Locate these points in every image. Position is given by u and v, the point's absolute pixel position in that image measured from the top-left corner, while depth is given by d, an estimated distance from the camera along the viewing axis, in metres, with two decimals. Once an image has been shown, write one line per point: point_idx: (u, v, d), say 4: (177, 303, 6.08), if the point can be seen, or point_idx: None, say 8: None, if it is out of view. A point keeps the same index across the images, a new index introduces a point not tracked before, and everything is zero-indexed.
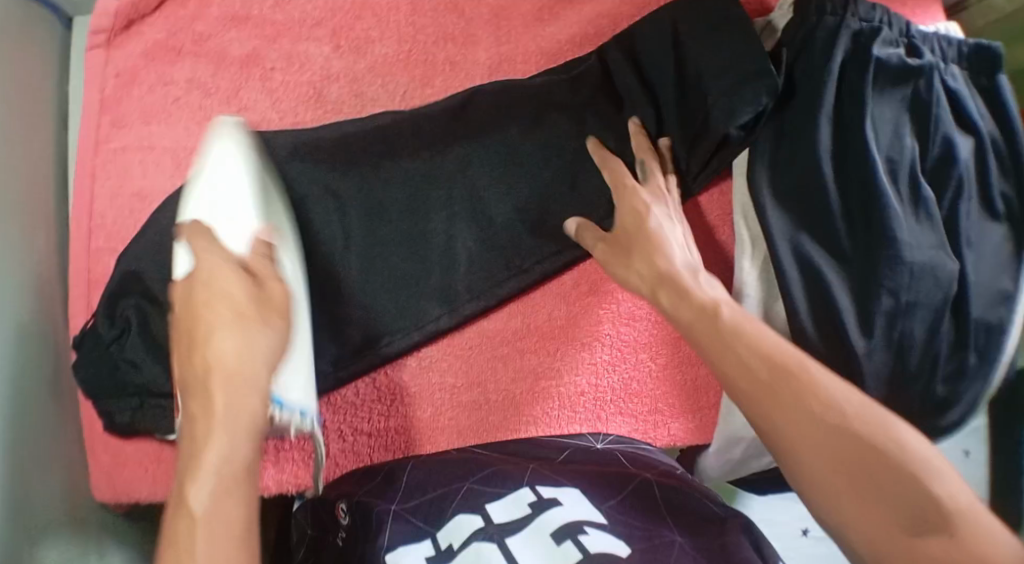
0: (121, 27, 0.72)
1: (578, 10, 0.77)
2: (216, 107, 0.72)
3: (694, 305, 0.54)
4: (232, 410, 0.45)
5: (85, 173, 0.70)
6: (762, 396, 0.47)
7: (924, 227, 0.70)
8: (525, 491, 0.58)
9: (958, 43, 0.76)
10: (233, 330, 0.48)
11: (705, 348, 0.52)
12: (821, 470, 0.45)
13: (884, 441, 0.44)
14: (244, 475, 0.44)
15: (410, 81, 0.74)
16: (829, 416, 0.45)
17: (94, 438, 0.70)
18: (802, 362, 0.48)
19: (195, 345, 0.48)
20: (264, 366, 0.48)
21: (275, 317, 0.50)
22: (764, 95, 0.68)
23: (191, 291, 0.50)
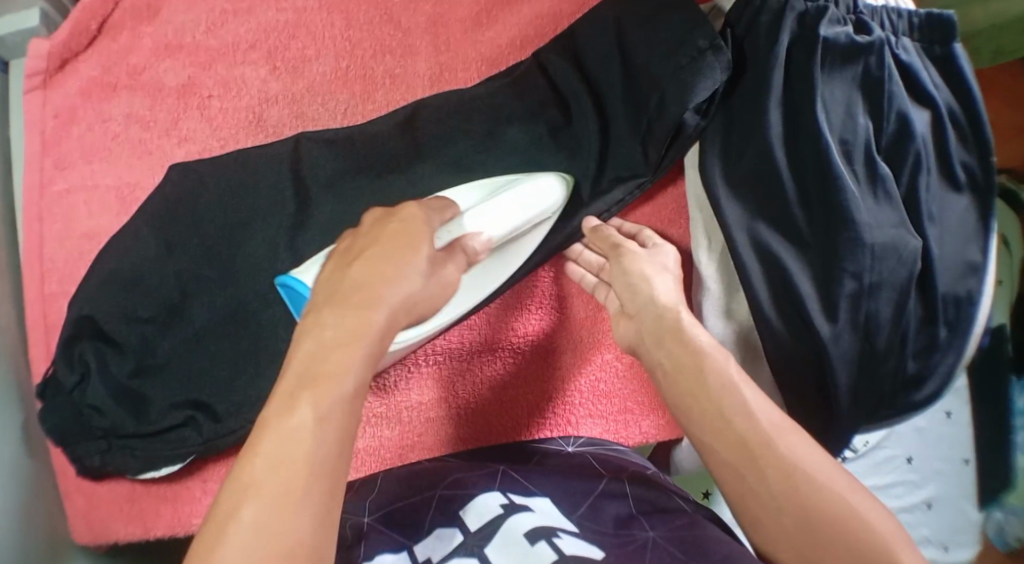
0: (56, 67, 0.72)
1: (517, 10, 0.76)
2: (157, 139, 0.72)
3: (691, 351, 0.54)
4: (355, 352, 0.45)
5: (32, 217, 0.70)
6: (730, 445, 0.49)
7: (884, 206, 0.68)
8: (497, 494, 0.58)
9: (909, 15, 0.74)
10: (380, 267, 0.47)
11: (698, 407, 0.52)
12: (787, 543, 0.46)
13: (862, 523, 0.45)
14: (309, 470, 0.41)
15: (351, 97, 0.73)
16: (808, 487, 0.46)
17: (68, 482, 0.67)
18: (788, 433, 0.49)
19: (362, 288, 0.47)
20: (401, 297, 0.47)
21: (407, 256, 0.48)
22: (720, 70, 0.66)
23: (353, 242, 0.50)
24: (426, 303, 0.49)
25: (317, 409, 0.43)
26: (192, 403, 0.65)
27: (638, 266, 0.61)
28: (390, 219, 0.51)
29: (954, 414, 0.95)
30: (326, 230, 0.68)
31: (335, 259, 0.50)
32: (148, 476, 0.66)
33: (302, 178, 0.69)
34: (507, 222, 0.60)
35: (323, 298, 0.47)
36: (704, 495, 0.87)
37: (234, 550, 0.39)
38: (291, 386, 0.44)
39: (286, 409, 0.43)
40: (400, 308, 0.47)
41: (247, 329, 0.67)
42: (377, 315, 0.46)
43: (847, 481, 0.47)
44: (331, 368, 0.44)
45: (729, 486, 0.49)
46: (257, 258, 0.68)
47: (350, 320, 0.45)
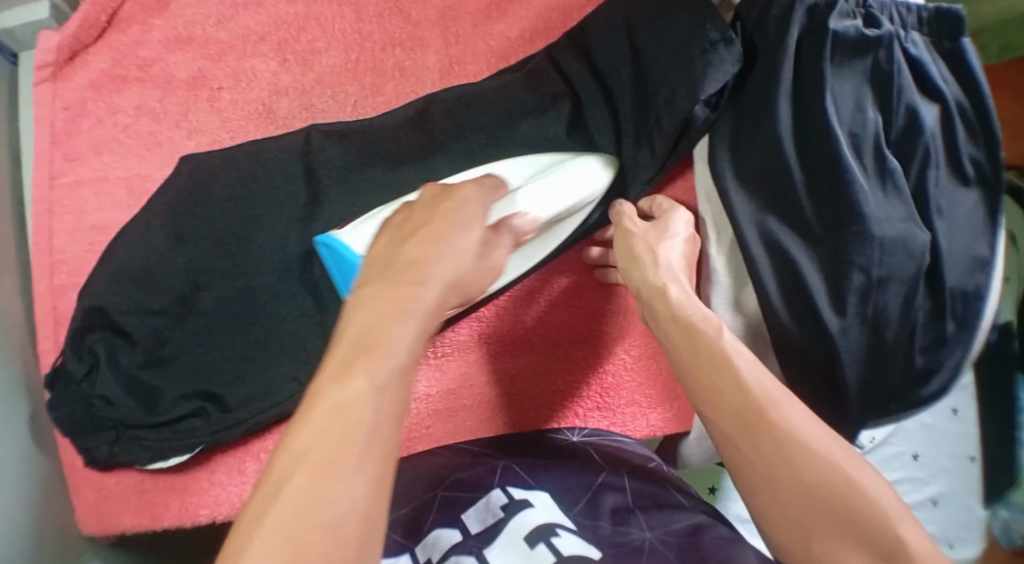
0: (66, 59, 0.72)
1: (526, 4, 0.76)
2: (167, 131, 0.72)
3: (690, 328, 0.54)
4: (403, 328, 0.44)
5: (42, 209, 0.70)
6: (730, 419, 0.49)
7: (892, 200, 0.69)
8: (496, 493, 0.58)
9: (918, 9, 0.74)
10: (430, 243, 0.47)
11: (704, 382, 0.51)
12: (784, 510, 0.46)
13: (859, 495, 0.44)
14: (356, 435, 0.40)
15: (360, 89, 0.74)
16: (806, 459, 0.46)
17: (76, 475, 0.68)
18: (785, 406, 0.49)
19: (405, 266, 0.46)
20: (449, 274, 0.47)
21: (459, 234, 0.49)
22: (732, 69, 0.67)
23: (404, 216, 0.50)
24: (474, 284, 0.50)
25: (369, 376, 0.42)
26: (202, 394, 0.66)
27: (638, 243, 0.62)
28: (444, 195, 0.51)
29: (960, 411, 0.96)
30: (335, 222, 0.68)
31: (387, 234, 0.49)
32: (155, 467, 0.67)
33: (312, 169, 0.70)
34: (549, 208, 0.61)
35: (374, 272, 0.46)
36: (710, 489, 0.88)
37: (280, 522, 0.37)
38: (346, 353, 0.43)
39: (340, 375, 0.42)
40: (447, 288, 0.47)
41: (256, 321, 0.67)
42: (426, 295, 0.45)
43: (848, 453, 0.46)
44: (383, 338, 0.43)
45: (728, 455, 0.49)
46: (266, 249, 0.68)
47: (401, 295, 0.44)
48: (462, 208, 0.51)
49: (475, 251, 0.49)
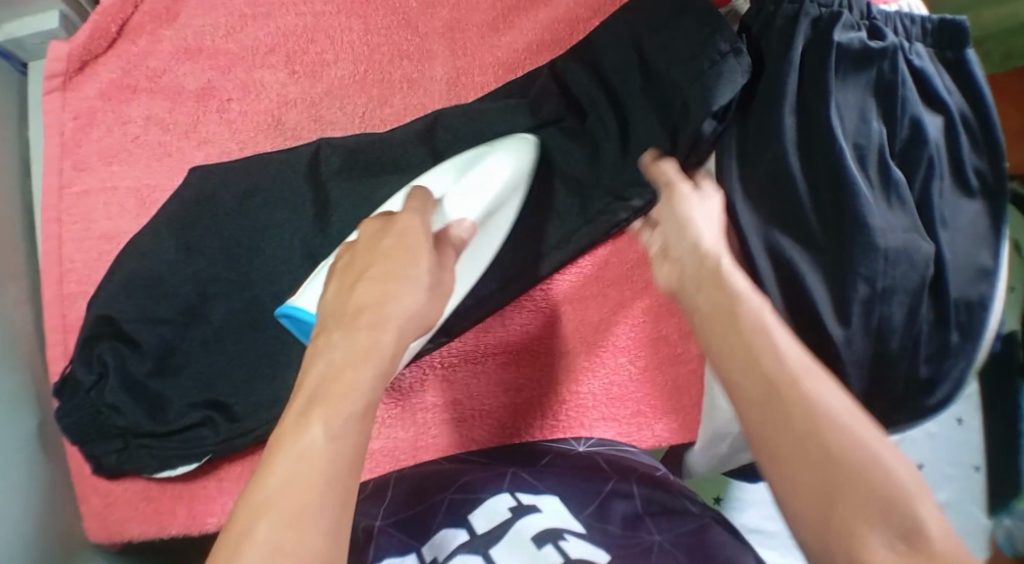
0: (75, 69, 0.73)
1: (533, 17, 0.75)
2: (175, 141, 0.72)
3: (729, 291, 0.50)
4: (362, 374, 0.45)
5: (51, 218, 0.71)
6: (754, 382, 0.45)
7: (897, 211, 0.69)
8: (505, 496, 0.58)
9: (922, 20, 0.75)
10: (383, 283, 0.48)
11: (728, 341, 0.48)
12: (805, 480, 0.41)
13: (885, 476, 0.40)
14: (309, 486, 0.40)
15: (368, 101, 0.74)
16: (832, 429, 0.42)
17: (83, 482, 0.68)
18: (816, 377, 0.45)
19: (361, 308, 0.47)
20: (401, 313, 0.47)
21: (415, 266, 0.49)
22: (741, 76, 0.66)
23: (349, 261, 0.50)
24: (427, 319, 0.50)
25: (322, 433, 0.42)
26: (209, 404, 0.66)
27: (682, 201, 0.59)
28: (384, 229, 0.51)
29: (965, 421, 0.97)
30: (344, 233, 0.69)
31: (338, 274, 0.50)
32: (163, 475, 0.67)
33: (320, 179, 0.70)
34: (484, 195, 0.61)
35: (331, 322, 0.47)
36: (716, 500, 0.88)
37: None
38: (302, 404, 0.44)
39: (299, 428, 0.42)
40: (405, 327, 0.47)
41: (264, 330, 0.68)
42: (386, 336, 0.46)
43: (878, 437, 0.42)
44: (342, 383, 0.44)
45: (748, 420, 0.45)
46: (269, 258, 0.68)
47: (359, 339, 0.46)
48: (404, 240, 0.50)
49: (425, 288, 0.48)
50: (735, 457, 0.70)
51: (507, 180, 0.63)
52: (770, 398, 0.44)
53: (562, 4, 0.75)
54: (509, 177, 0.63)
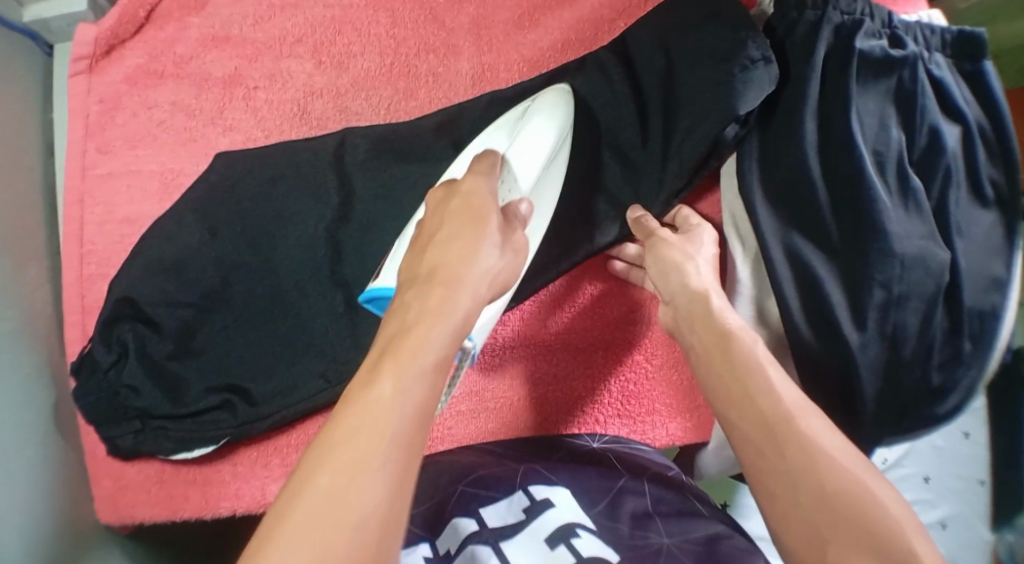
0: (102, 52, 0.74)
1: (558, 15, 0.75)
2: (201, 128, 0.73)
3: (721, 332, 0.56)
4: (435, 328, 0.46)
5: (74, 200, 0.71)
6: (755, 425, 0.50)
7: (914, 218, 0.69)
8: (517, 492, 0.59)
9: (941, 31, 0.76)
10: (452, 248, 0.50)
11: (730, 386, 0.53)
12: (801, 519, 0.45)
13: (880, 509, 0.44)
14: (375, 429, 0.41)
15: (394, 93, 0.74)
16: (830, 466, 0.46)
17: (96, 464, 0.69)
18: (813, 419, 0.50)
19: (434, 276, 0.49)
20: (477, 270, 0.49)
21: (482, 228, 0.52)
22: (769, 84, 0.66)
23: (421, 230, 0.54)
24: (505, 274, 0.52)
25: (408, 363, 0.44)
26: (228, 387, 0.67)
27: (669, 249, 0.63)
28: (450, 195, 0.55)
29: (971, 435, 0.98)
30: (369, 223, 0.69)
31: (411, 249, 0.53)
32: (179, 458, 0.67)
33: (345, 168, 0.70)
34: (537, 154, 0.64)
35: (405, 284, 0.50)
36: (724, 504, 0.88)
37: (305, 520, 0.38)
38: (376, 353, 0.45)
39: (366, 382, 0.43)
40: (475, 289, 0.49)
41: (283, 317, 0.68)
42: (461, 300, 0.48)
43: (873, 476, 0.46)
44: (414, 336, 0.45)
45: (746, 462, 0.49)
46: (290, 246, 0.69)
47: (430, 298, 0.47)
48: (471, 201, 0.54)
49: (493, 244, 0.51)
50: None
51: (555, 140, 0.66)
52: (769, 440, 0.49)
53: (587, 4, 0.75)
54: (555, 137, 0.66)
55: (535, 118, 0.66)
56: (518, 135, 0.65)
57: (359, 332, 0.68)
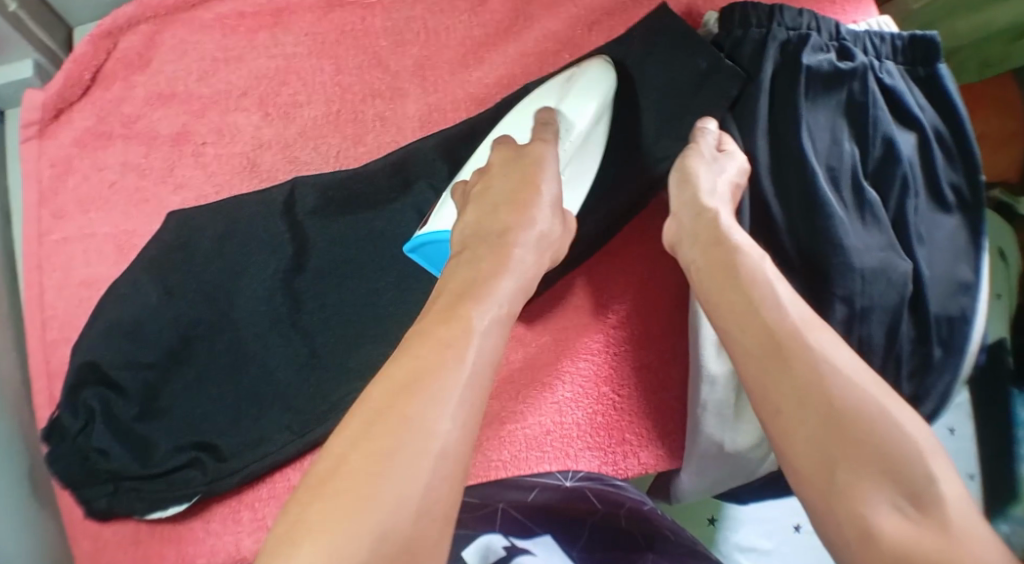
0: (51, 117, 0.75)
1: (502, 51, 0.75)
2: (152, 186, 0.73)
3: (728, 249, 0.59)
4: (503, 282, 0.54)
5: (32, 266, 0.72)
6: (763, 349, 0.52)
7: (872, 231, 0.69)
8: (496, 537, 0.67)
9: (892, 38, 0.75)
10: (519, 210, 0.59)
11: (736, 304, 0.55)
12: (808, 440, 0.47)
13: (890, 427, 0.46)
14: (415, 387, 0.46)
15: (342, 141, 0.74)
16: (836, 383, 0.49)
17: (73, 527, 0.68)
18: (817, 335, 0.52)
19: (503, 235, 0.57)
20: (536, 236, 0.58)
21: (546, 185, 0.60)
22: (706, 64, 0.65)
23: (487, 183, 0.61)
24: (562, 244, 0.61)
25: (428, 397, 0.45)
26: (195, 444, 0.66)
27: (693, 163, 0.65)
28: (522, 156, 0.62)
29: (957, 430, 0.92)
30: (327, 271, 0.70)
31: (473, 205, 0.61)
32: (152, 517, 0.66)
33: (297, 218, 0.71)
34: (588, 113, 0.67)
35: (471, 241, 0.58)
36: (710, 520, 0.86)
37: (337, 488, 0.42)
38: (447, 302, 0.52)
39: (442, 321, 0.50)
40: (540, 246, 0.58)
41: (245, 373, 0.68)
42: (522, 252, 0.57)
43: (881, 394, 0.48)
44: (482, 287, 0.53)
45: (753, 379, 0.52)
46: (243, 299, 0.69)
47: (500, 253, 0.56)
48: (533, 162, 0.62)
49: (550, 212, 0.59)
50: (726, 476, 0.71)
51: (601, 101, 0.67)
52: (782, 363, 0.51)
53: (531, 38, 0.75)
54: (603, 97, 0.68)
55: (582, 78, 0.68)
56: (568, 94, 0.67)
57: (320, 380, 0.67)
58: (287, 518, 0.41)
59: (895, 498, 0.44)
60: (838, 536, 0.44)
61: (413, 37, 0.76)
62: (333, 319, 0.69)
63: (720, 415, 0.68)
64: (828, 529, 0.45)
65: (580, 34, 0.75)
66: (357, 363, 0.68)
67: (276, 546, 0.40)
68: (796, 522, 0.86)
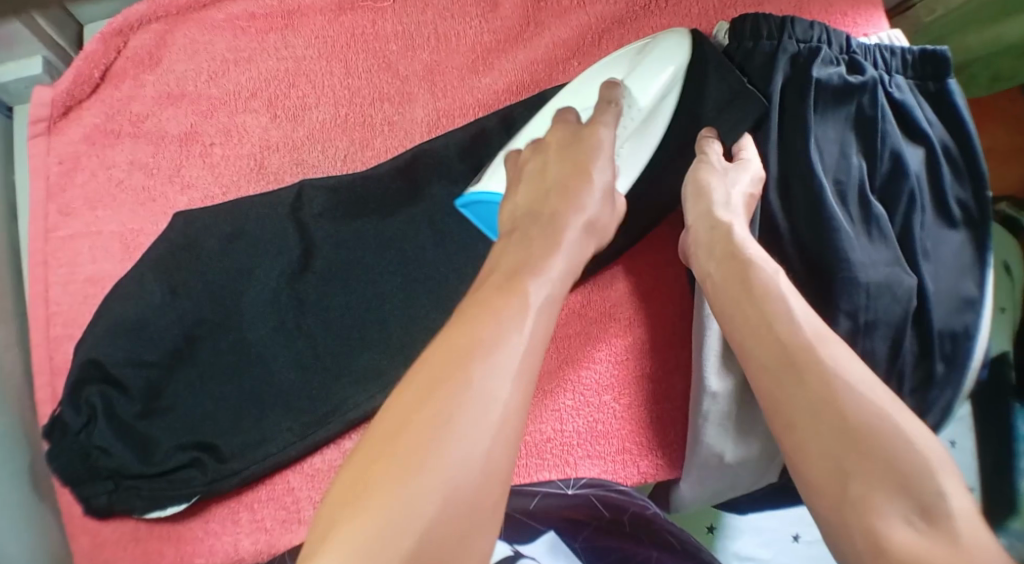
0: (59, 114, 0.75)
1: (512, 57, 0.75)
2: (160, 185, 0.73)
3: (744, 263, 0.60)
4: (557, 260, 0.53)
5: (38, 262, 0.72)
6: (777, 359, 0.54)
7: (878, 245, 0.69)
8: (502, 543, 0.71)
9: (902, 52, 0.75)
10: (571, 192, 0.58)
11: (754, 316, 0.57)
12: (821, 451, 0.49)
13: (902, 440, 0.47)
14: (462, 348, 0.46)
15: (350, 143, 0.74)
16: (849, 395, 0.50)
17: (72, 524, 0.68)
18: (831, 347, 0.53)
19: (554, 215, 0.56)
20: (586, 219, 0.57)
21: (599, 170, 0.60)
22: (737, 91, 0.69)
23: (543, 162, 0.61)
24: (611, 230, 0.60)
25: (488, 361, 0.45)
26: (195, 444, 0.66)
27: (706, 172, 0.66)
28: (579, 138, 0.62)
29: (958, 444, 0.92)
30: (333, 274, 0.70)
31: (528, 183, 0.61)
32: (152, 516, 0.67)
33: (303, 220, 0.71)
34: (645, 94, 0.67)
35: (524, 220, 0.57)
36: (710, 528, 0.86)
37: (394, 459, 0.41)
38: (501, 278, 0.52)
39: (498, 288, 0.50)
40: (589, 231, 0.57)
41: (248, 374, 0.68)
42: (572, 233, 0.56)
43: (893, 406, 0.49)
44: (533, 266, 0.52)
45: (767, 391, 0.53)
46: (247, 300, 0.69)
47: (550, 231, 0.55)
48: (590, 144, 0.61)
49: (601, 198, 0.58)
50: (726, 485, 0.71)
51: (670, 78, 0.68)
52: (796, 374, 0.52)
53: (541, 45, 0.75)
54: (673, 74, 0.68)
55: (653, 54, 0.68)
56: (638, 68, 0.68)
57: (323, 384, 0.68)
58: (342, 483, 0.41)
59: (907, 509, 0.45)
60: (849, 547, 0.45)
61: (423, 42, 0.76)
62: (336, 322, 0.69)
63: (721, 425, 0.68)
64: (839, 539, 0.46)
65: (591, 40, 0.75)
66: (361, 367, 0.68)
67: (338, 505, 0.40)
68: (795, 531, 0.86)
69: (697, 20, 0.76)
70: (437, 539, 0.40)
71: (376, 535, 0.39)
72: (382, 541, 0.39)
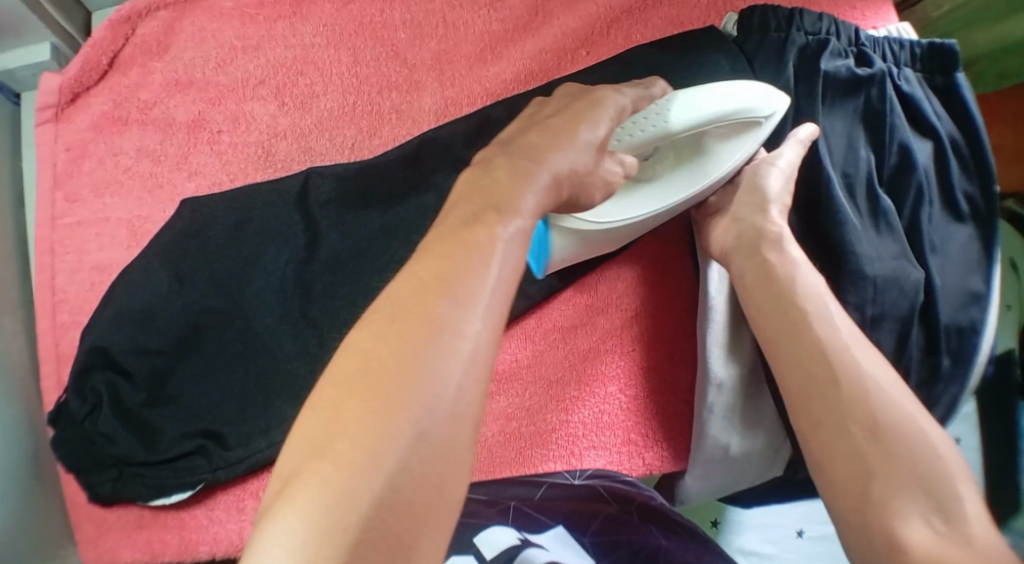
0: (67, 101, 0.75)
1: (520, 47, 0.75)
2: (167, 173, 0.73)
3: (781, 263, 0.60)
4: (526, 192, 0.47)
5: (45, 249, 0.72)
6: (810, 359, 0.53)
7: (885, 239, 0.69)
8: (510, 530, 0.66)
9: (911, 44, 0.75)
10: (552, 135, 0.51)
11: (788, 316, 0.56)
12: (847, 452, 0.49)
13: (926, 445, 0.47)
14: (426, 289, 0.41)
15: (358, 132, 0.74)
16: (878, 397, 0.50)
17: (77, 511, 0.69)
18: (862, 349, 0.53)
19: (529, 151, 0.49)
20: (563, 160, 0.49)
21: (592, 119, 0.53)
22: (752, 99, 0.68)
23: (540, 110, 0.57)
24: (589, 182, 0.51)
25: (454, 298, 0.41)
26: (202, 432, 0.66)
27: (763, 176, 0.65)
28: (583, 94, 0.57)
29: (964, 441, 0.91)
30: (341, 260, 0.70)
31: (522, 120, 0.56)
32: (157, 503, 0.67)
33: (310, 210, 0.71)
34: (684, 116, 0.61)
35: (500, 150, 0.51)
36: (713, 523, 0.86)
37: (364, 402, 0.38)
38: (464, 213, 0.45)
39: (467, 225, 0.44)
40: (561, 175, 0.49)
41: (254, 360, 0.68)
42: (543, 171, 0.48)
43: (921, 412, 0.49)
44: (503, 200, 0.46)
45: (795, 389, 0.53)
46: (251, 287, 0.69)
47: (518, 166, 0.47)
48: (594, 99, 0.56)
49: (588, 144, 0.51)
50: (734, 481, 0.71)
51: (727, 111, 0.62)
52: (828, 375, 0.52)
53: (551, 34, 0.75)
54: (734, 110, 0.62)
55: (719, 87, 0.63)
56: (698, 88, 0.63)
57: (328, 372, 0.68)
58: (312, 421, 0.38)
59: (929, 512, 0.45)
60: (868, 547, 0.46)
61: (431, 31, 0.76)
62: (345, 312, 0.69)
63: (727, 418, 0.68)
64: (856, 538, 0.46)
65: (600, 30, 0.75)
66: None
67: (301, 455, 0.37)
68: (800, 527, 0.86)
69: (706, 12, 0.76)
70: (409, 484, 0.37)
71: (345, 479, 0.36)
72: (354, 487, 0.36)
